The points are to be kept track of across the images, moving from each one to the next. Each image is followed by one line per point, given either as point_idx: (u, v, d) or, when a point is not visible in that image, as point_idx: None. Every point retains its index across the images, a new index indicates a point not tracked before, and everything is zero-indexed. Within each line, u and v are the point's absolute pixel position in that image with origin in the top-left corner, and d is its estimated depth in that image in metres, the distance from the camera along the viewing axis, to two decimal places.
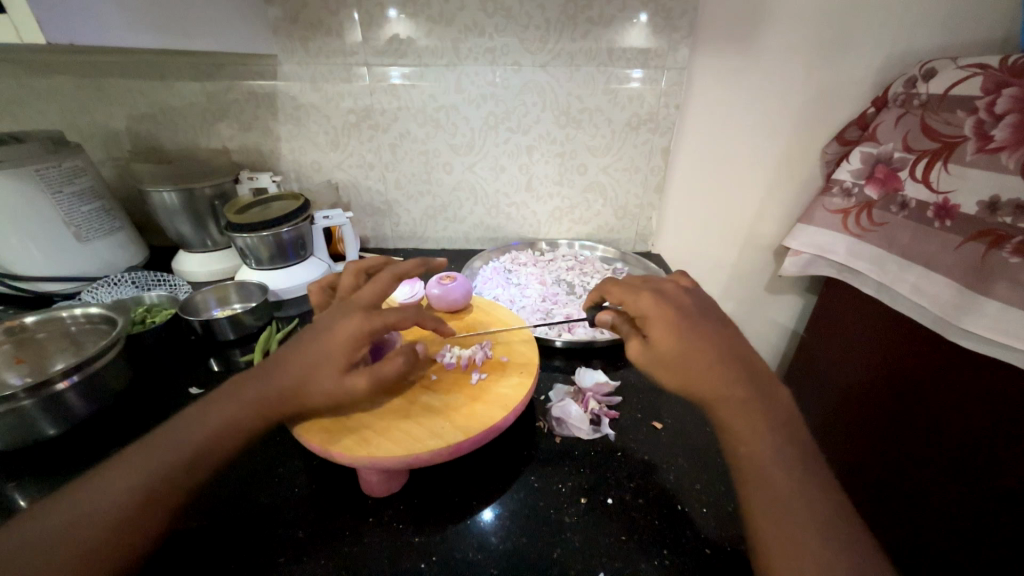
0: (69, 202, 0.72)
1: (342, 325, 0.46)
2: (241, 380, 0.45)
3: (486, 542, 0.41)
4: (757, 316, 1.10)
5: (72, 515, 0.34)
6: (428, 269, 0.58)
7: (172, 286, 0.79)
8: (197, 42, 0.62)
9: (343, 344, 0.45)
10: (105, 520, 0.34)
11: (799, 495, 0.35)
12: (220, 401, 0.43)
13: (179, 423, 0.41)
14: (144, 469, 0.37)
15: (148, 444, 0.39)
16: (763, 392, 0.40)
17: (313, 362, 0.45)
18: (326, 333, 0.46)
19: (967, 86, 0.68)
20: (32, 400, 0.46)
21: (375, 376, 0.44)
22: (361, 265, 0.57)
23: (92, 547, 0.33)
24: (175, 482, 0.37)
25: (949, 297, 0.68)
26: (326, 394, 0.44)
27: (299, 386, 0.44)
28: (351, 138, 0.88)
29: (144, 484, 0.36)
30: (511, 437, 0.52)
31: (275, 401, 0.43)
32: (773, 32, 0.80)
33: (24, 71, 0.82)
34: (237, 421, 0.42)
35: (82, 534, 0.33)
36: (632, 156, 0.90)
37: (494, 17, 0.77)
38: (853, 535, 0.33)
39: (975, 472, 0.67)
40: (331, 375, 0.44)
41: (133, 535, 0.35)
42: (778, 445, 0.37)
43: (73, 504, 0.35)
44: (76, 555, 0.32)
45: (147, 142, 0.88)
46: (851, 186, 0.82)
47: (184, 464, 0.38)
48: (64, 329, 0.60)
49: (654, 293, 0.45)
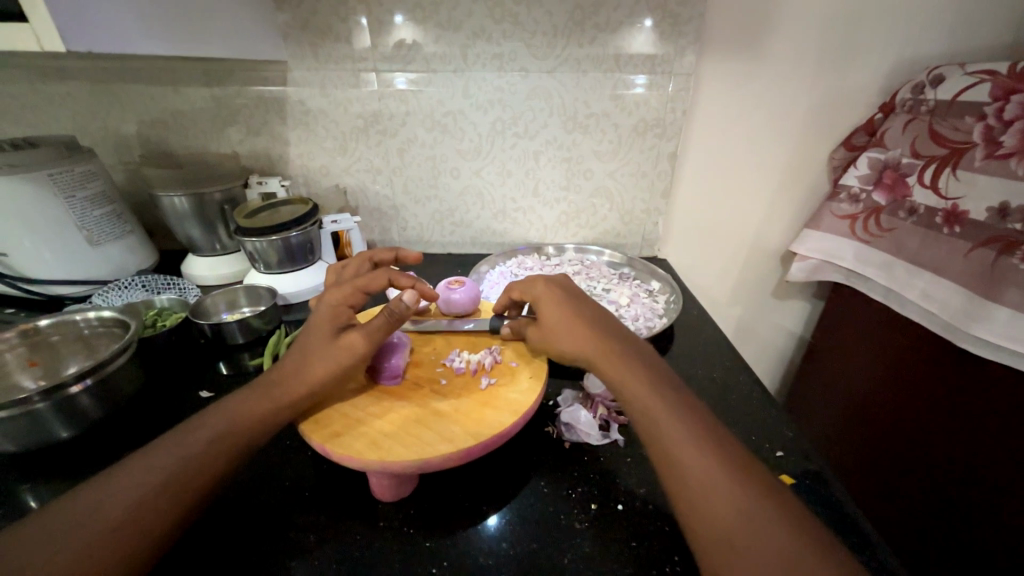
0: (82, 206, 0.73)
1: (322, 308, 0.52)
2: (266, 378, 0.48)
3: (496, 548, 0.41)
4: (764, 321, 1.09)
5: (102, 498, 0.36)
6: (402, 259, 0.62)
7: (182, 290, 0.79)
8: (211, 48, 0.63)
9: (326, 317, 0.50)
10: (130, 500, 0.36)
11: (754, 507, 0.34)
12: (249, 398, 0.46)
13: (212, 418, 0.44)
14: (172, 458, 0.40)
15: (175, 436, 0.42)
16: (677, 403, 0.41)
17: (309, 346, 0.49)
18: (310, 316, 0.52)
19: (975, 92, 0.68)
20: (46, 403, 0.47)
21: (365, 328, 0.49)
22: (337, 264, 0.63)
23: (117, 523, 0.35)
24: (198, 470, 0.39)
25: (959, 304, 0.68)
26: (326, 362, 0.47)
27: (300, 366, 0.47)
28: (359, 143, 0.89)
29: (167, 472, 0.38)
30: (521, 442, 0.52)
31: (284, 385, 0.46)
32: (779, 38, 0.80)
33: (38, 77, 0.83)
34: (263, 414, 0.44)
35: (108, 513, 0.35)
36: (638, 161, 0.90)
37: (502, 23, 0.78)
38: (786, 523, 0.34)
39: (982, 478, 0.68)
40: (324, 344, 0.48)
41: (144, 537, 0.35)
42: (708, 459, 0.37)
43: (103, 487, 0.37)
44: (101, 530, 0.34)
45: (157, 147, 0.89)
46: (859, 192, 0.81)
47: (206, 456, 0.40)
48: (77, 332, 0.60)
49: (545, 279, 0.54)
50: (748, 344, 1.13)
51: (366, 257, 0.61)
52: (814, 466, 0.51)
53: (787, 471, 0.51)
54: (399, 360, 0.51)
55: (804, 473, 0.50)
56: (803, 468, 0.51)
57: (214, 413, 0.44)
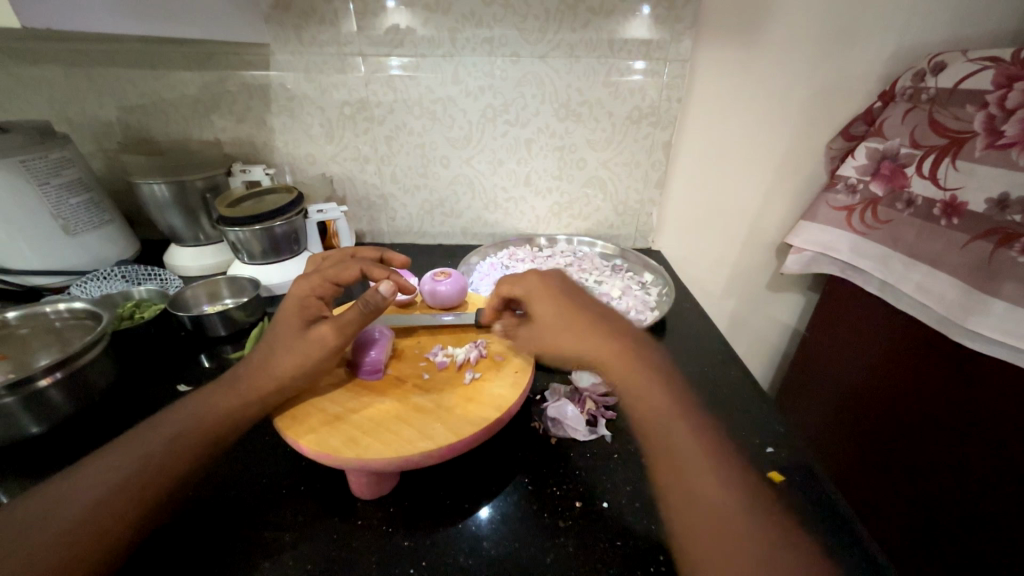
0: (57, 194, 0.71)
1: (291, 300, 0.50)
2: (234, 373, 0.46)
3: (478, 546, 0.40)
4: (759, 314, 1.08)
5: (59, 497, 0.35)
6: (386, 258, 0.61)
7: (163, 281, 0.78)
8: (187, 30, 0.61)
9: (294, 309, 0.49)
10: (84, 499, 0.35)
11: (731, 512, 0.36)
12: (217, 394, 0.44)
13: (179, 415, 0.42)
14: (134, 455, 0.38)
15: (140, 433, 0.40)
16: (675, 409, 0.42)
17: (277, 340, 0.47)
18: (278, 309, 0.50)
19: (978, 80, 0.66)
20: (13, 397, 0.45)
21: (335, 320, 0.47)
22: (317, 256, 0.62)
23: (72, 524, 0.34)
24: (161, 468, 0.38)
25: (955, 297, 0.67)
26: (293, 356, 0.45)
27: (265, 362, 0.46)
28: (346, 130, 0.86)
29: (128, 470, 0.37)
30: (506, 437, 0.51)
31: (249, 380, 0.45)
32: (779, 23, 0.78)
33: (11, 60, 0.80)
34: (231, 412, 0.43)
35: (64, 512, 0.34)
36: (632, 151, 0.88)
37: (493, 6, 0.75)
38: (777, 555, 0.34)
39: (972, 469, 0.68)
40: (293, 338, 0.46)
41: (101, 537, 0.34)
42: (688, 466, 0.39)
43: (62, 487, 0.36)
44: (57, 529, 0.33)
45: (137, 134, 0.87)
46: (856, 183, 0.80)
47: (170, 453, 0.39)
48: (48, 324, 0.59)
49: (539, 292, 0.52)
50: (742, 337, 1.12)
51: (346, 250, 0.60)
52: (804, 462, 0.50)
53: (777, 466, 0.50)
54: (379, 354, 0.50)
55: (793, 468, 0.49)
56: (793, 463, 0.50)
57: (180, 409, 0.43)
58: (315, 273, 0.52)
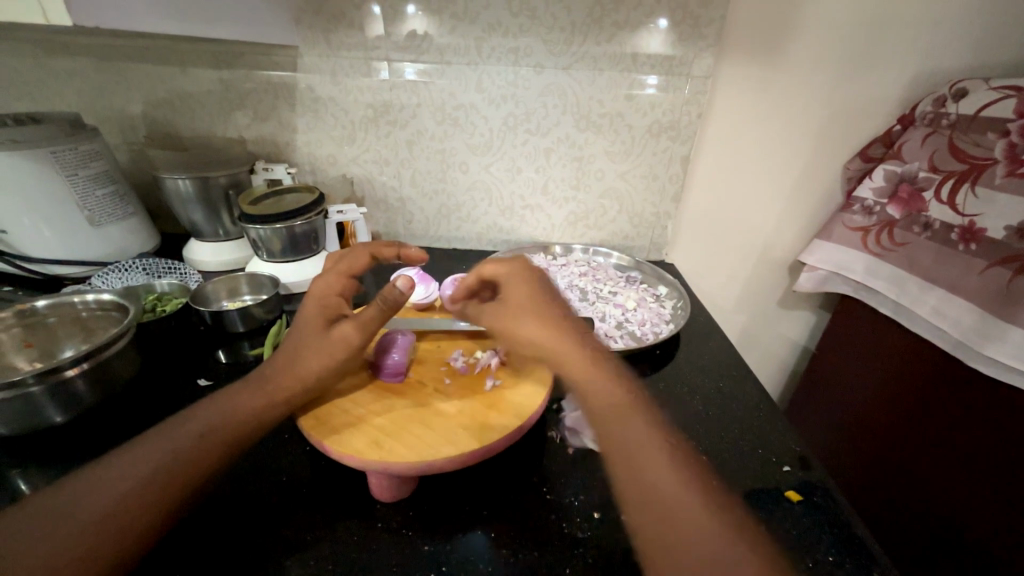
0: (84, 186, 0.72)
1: (313, 300, 0.51)
2: (259, 372, 0.47)
3: (497, 554, 0.40)
4: (769, 330, 1.08)
5: (88, 487, 0.36)
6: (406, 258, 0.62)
7: (183, 275, 0.79)
8: (224, 30, 0.62)
9: (316, 309, 0.50)
10: (113, 490, 0.36)
11: (692, 523, 0.34)
12: (243, 392, 0.45)
13: (206, 411, 0.43)
14: (162, 449, 0.39)
15: (168, 426, 0.41)
16: (636, 416, 0.41)
17: (300, 340, 0.48)
18: (302, 308, 0.51)
19: (999, 108, 0.67)
20: (40, 386, 0.46)
21: (357, 319, 0.48)
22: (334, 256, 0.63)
23: (102, 515, 0.34)
24: (189, 462, 0.39)
25: (971, 322, 0.67)
26: (317, 356, 0.46)
27: (288, 362, 0.47)
28: (368, 132, 0.87)
29: (156, 463, 0.38)
30: (524, 445, 0.51)
31: (273, 379, 0.45)
32: (801, 44, 0.79)
33: (43, 51, 0.81)
34: (257, 410, 0.43)
35: (96, 502, 0.35)
36: (650, 164, 0.88)
37: (519, 17, 0.76)
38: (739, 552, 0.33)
39: (985, 497, 0.68)
40: (317, 338, 0.47)
41: (131, 528, 0.35)
42: (655, 476, 0.37)
43: (89, 478, 0.36)
44: (87, 519, 0.34)
45: (162, 128, 0.88)
46: (873, 205, 0.80)
47: (197, 448, 0.40)
48: (75, 314, 0.59)
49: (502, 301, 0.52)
50: (752, 353, 1.12)
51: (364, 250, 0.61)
52: (820, 481, 0.50)
53: (793, 485, 0.50)
54: (400, 357, 0.50)
55: (809, 486, 0.50)
56: (809, 482, 0.50)
57: (203, 406, 0.43)
58: (331, 271, 0.55)
